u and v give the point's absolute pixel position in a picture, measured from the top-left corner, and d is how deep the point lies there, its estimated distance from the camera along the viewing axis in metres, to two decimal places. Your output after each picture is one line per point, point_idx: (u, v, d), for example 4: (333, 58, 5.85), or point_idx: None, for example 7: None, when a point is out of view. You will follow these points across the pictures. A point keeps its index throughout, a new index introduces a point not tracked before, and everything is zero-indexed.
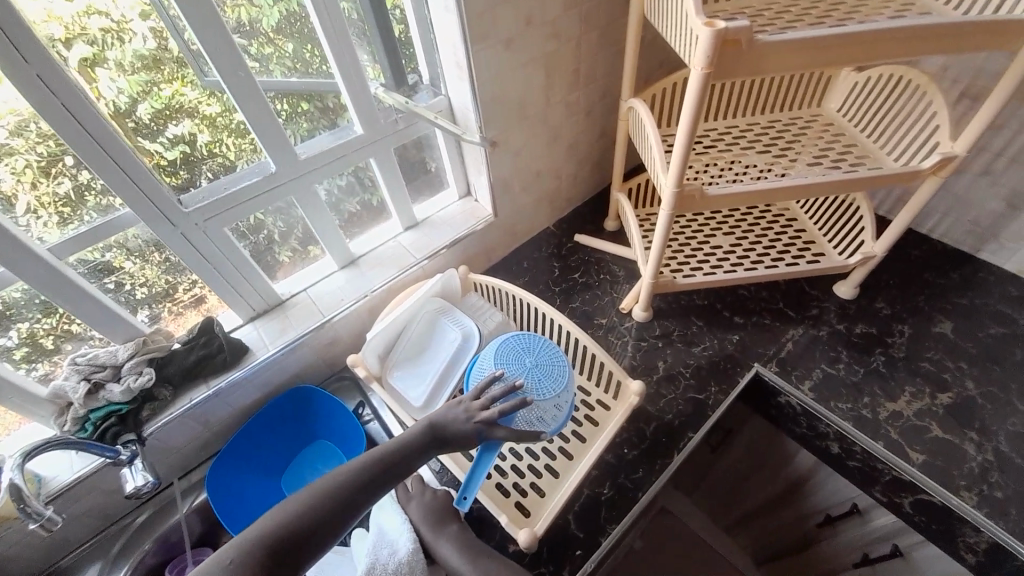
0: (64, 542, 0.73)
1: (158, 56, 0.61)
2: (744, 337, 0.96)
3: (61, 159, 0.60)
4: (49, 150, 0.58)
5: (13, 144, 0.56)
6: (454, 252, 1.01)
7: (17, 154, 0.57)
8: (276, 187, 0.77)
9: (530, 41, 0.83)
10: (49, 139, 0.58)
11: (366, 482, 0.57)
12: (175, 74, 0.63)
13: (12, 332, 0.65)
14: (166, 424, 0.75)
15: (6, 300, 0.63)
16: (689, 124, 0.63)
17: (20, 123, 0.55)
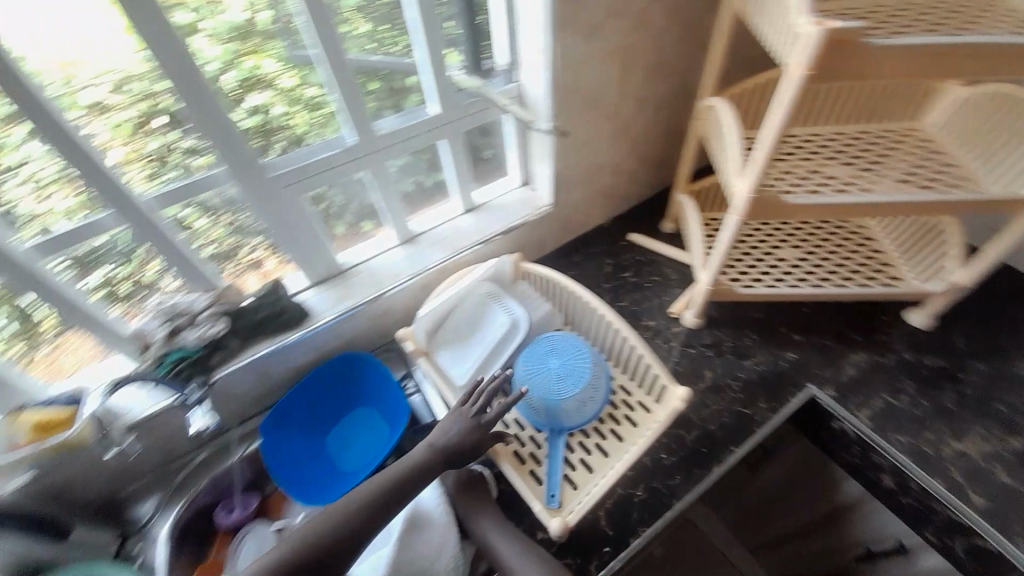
0: (131, 474, 0.79)
1: (247, 29, 0.65)
2: (800, 357, 0.92)
3: (150, 120, 0.65)
4: (144, 109, 0.64)
5: (112, 100, 0.62)
6: (507, 239, 1.02)
7: (113, 111, 0.62)
8: (349, 161, 0.81)
9: (609, 32, 0.82)
10: (142, 99, 0.63)
11: (382, 505, 0.65)
12: (258, 46, 0.67)
13: (93, 275, 0.71)
14: (233, 372, 0.80)
15: (94, 246, 0.69)
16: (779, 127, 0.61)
17: (119, 81, 0.61)
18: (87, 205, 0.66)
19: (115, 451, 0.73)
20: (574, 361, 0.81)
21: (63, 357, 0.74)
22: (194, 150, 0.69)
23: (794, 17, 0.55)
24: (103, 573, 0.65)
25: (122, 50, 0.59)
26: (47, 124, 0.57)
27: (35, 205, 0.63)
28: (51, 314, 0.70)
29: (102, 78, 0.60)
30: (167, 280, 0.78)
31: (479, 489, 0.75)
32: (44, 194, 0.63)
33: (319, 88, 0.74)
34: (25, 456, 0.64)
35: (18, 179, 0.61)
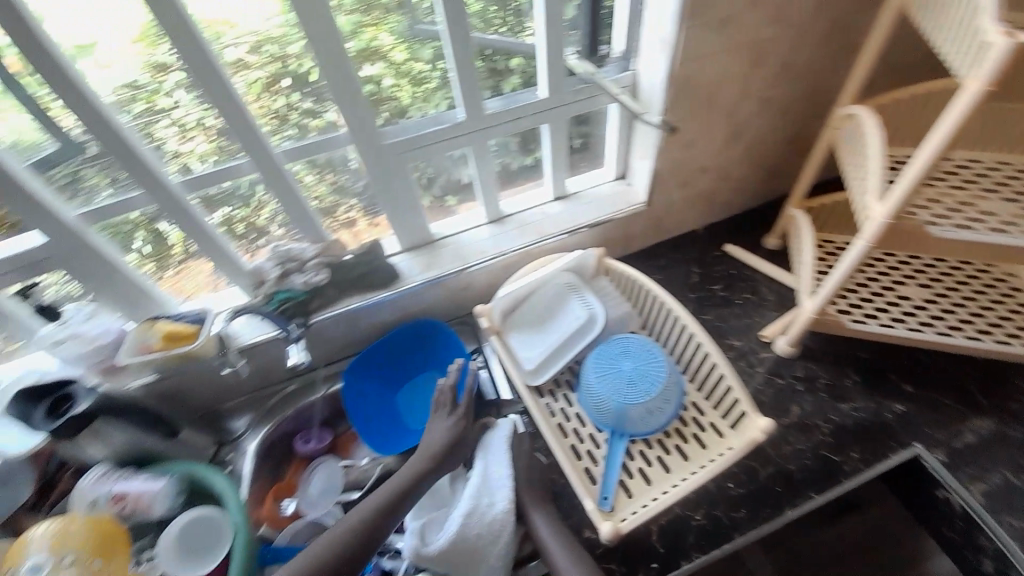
0: (232, 391, 0.90)
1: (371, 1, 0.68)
2: (909, 411, 0.81)
3: (279, 81, 0.71)
4: (272, 71, 0.70)
5: (248, 60, 0.68)
6: (594, 232, 1.00)
7: (250, 69, 0.69)
8: (456, 136, 0.84)
9: (745, 25, 0.75)
10: (275, 61, 0.69)
11: (381, 518, 0.67)
12: (378, 19, 0.70)
13: (217, 213, 0.81)
14: (329, 319, 0.87)
15: (223, 188, 0.78)
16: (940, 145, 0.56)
17: (257, 43, 0.67)
18: (219, 153, 0.74)
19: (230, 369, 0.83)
20: (648, 368, 0.78)
21: (185, 281, 0.86)
22: (311, 111, 0.76)
23: (979, 19, 0.51)
24: (196, 470, 0.74)
25: (261, 15, 0.65)
26: (204, 72, 0.63)
27: (178, 146, 0.71)
28: (180, 241, 0.80)
29: (242, 39, 0.66)
30: (275, 226, 0.87)
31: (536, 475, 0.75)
32: (186, 137, 0.71)
33: (426, 64, 0.77)
34: (153, 358, 0.75)
35: (168, 121, 0.69)
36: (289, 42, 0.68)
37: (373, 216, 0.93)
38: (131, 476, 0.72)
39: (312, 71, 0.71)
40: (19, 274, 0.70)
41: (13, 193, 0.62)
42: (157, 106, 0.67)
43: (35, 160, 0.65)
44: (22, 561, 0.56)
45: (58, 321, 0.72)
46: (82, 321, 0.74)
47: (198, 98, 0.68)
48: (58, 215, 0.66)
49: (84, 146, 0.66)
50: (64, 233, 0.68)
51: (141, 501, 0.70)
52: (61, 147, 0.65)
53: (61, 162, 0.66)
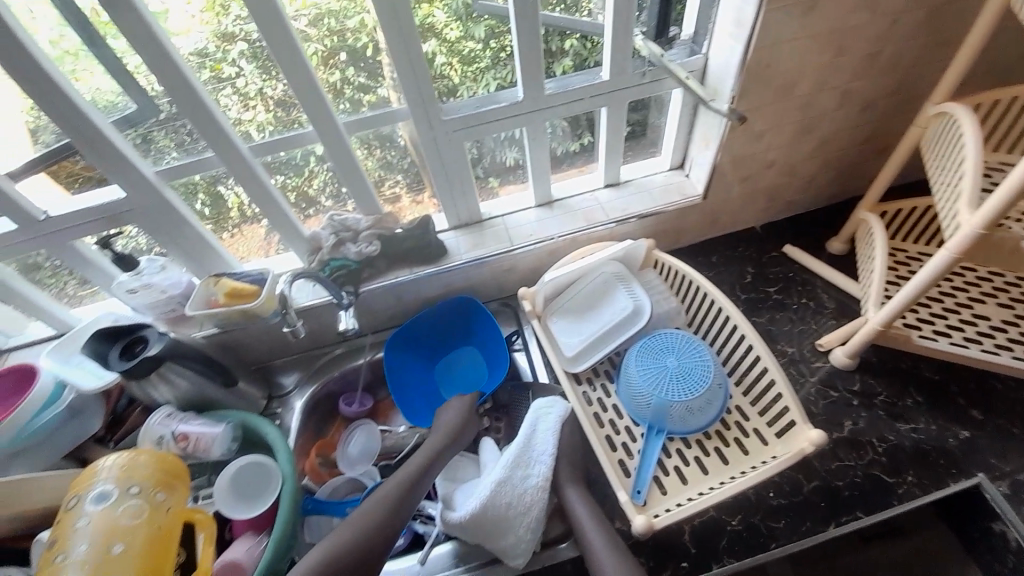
0: (284, 349, 0.94)
1: None
2: (977, 438, 0.76)
3: (336, 55, 0.72)
4: (331, 44, 0.71)
5: (309, 32, 0.69)
6: (644, 224, 0.97)
7: (310, 42, 0.70)
8: (513, 117, 0.83)
9: (836, 9, 0.70)
10: (333, 35, 0.70)
11: (395, 507, 0.69)
12: None
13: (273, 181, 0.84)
14: (377, 289, 0.90)
15: (284, 158, 0.81)
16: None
17: (317, 16, 0.68)
18: (276, 123, 0.76)
19: (287, 330, 0.79)
20: (692, 366, 0.76)
21: (240, 244, 0.91)
22: (365, 86, 0.76)
23: None
24: (250, 417, 0.79)
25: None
26: (278, 44, 0.64)
27: (239, 114, 0.74)
28: (238, 203, 0.84)
29: (303, 11, 0.67)
30: (325, 197, 0.90)
31: (572, 461, 0.75)
32: (246, 106, 0.73)
33: (479, 43, 0.76)
34: (216, 313, 0.79)
35: (231, 89, 0.71)
36: (347, 16, 0.69)
37: (416, 194, 0.95)
38: (191, 419, 0.76)
39: (368, 45, 0.72)
40: (99, 224, 0.75)
41: (97, 147, 0.66)
42: (222, 74, 0.69)
43: (119, 118, 0.69)
44: (90, 487, 0.60)
45: (134, 271, 0.78)
46: (155, 272, 0.79)
47: (260, 68, 0.70)
48: (138, 169, 0.70)
49: (160, 106, 0.69)
50: (143, 187, 0.71)
51: (201, 443, 0.74)
52: (139, 107, 0.68)
53: (138, 122, 0.70)
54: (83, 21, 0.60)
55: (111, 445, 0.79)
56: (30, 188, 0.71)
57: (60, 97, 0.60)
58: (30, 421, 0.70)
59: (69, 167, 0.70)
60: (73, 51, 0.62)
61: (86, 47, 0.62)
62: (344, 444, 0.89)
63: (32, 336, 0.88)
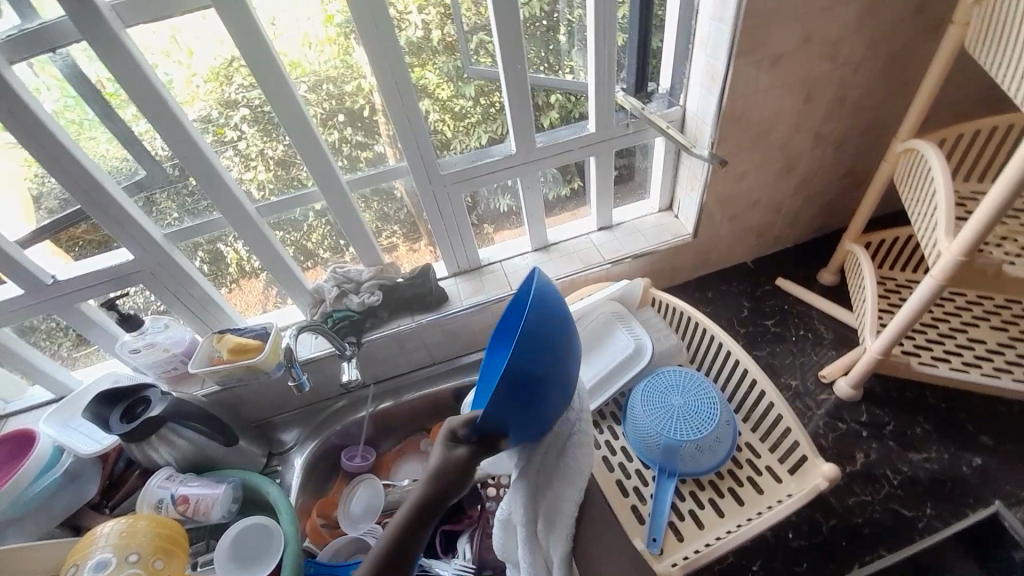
0: (285, 404, 0.93)
1: (421, 44, 0.72)
2: (991, 465, 0.75)
3: (335, 116, 0.77)
4: (329, 107, 0.75)
5: (309, 97, 0.73)
6: (639, 263, 0.99)
7: (310, 105, 0.74)
8: (506, 168, 0.87)
9: (799, 62, 0.76)
10: (332, 98, 0.75)
11: (429, 496, 0.42)
12: (425, 60, 0.74)
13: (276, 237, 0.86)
14: (379, 338, 0.90)
15: (287, 216, 0.84)
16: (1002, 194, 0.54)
17: (316, 82, 0.72)
18: (276, 182, 0.80)
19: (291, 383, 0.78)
20: (701, 404, 0.76)
21: (243, 301, 0.92)
22: (363, 144, 0.81)
23: None
24: (252, 478, 0.77)
25: (317, 55, 0.70)
26: (282, 105, 0.68)
27: (240, 174, 0.77)
28: (239, 260, 0.86)
29: (303, 78, 0.71)
30: (325, 250, 0.92)
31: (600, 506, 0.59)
32: (247, 166, 0.77)
33: (469, 101, 0.80)
34: (220, 370, 0.78)
35: (233, 151, 0.75)
36: (345, 81, 0.74)
37: (412, 242, 0.97)
38: (191, 481, 0.74)
39: (364, 107, 0.77)
40: (107, 286, 0.76)
41: (108, 211, 0.68)
42: (225, 137, 0.73)
43: (130, 182, 0.72)
44: (89, 555, 0.58)
45: (138, 331, 0.78)
46: (159, 331, 0.80)
47: (261, 131, 0.74)
48: (148, 232, 0.72)
49: (166, 169, 0.72)
50: (153, 249, 0.74)
51: (201, 506, 0.72)
52: (148, 172, 0.72)
53: (150, 186, 0.73)
54: (92, 93, 0.64)
55: (107, 511, 0.75)
56: (36, 255, 0.72)
57: (77, 165, 0.63)
58: (32, 483, 0.68)
59: (72, 232, 0.72)
60: (77, 120, 0.65)
61: (93, 117, 0.66)
62: (348, 502, 0.87)
63: (33, 400, 0.87)
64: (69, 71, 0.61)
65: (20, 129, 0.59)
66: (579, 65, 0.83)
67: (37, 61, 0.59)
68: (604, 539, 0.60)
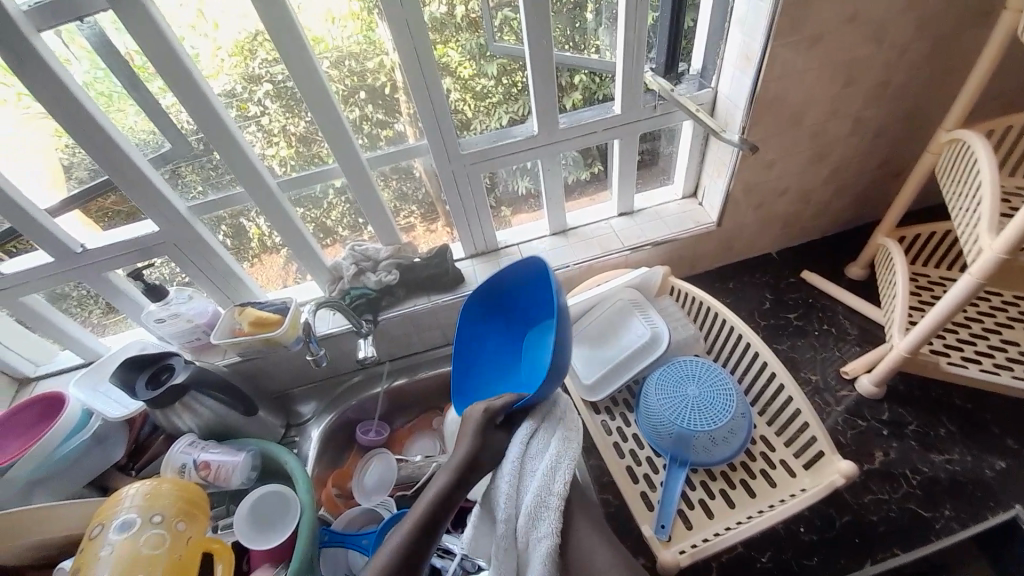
0: (303, 378, 0.95)
1: (445, 20, 0.70)
2: (1018, 470, 0.72)
3: (357, 93, 0.76)
4: (351, 84, 0.75)
5: (331, 73, 0.72)
6: (659, 251, 0.97)
7: (332, 81, 0.73)
8: (526, 149, 0.85)
9: (841, 44, 0.72)
10: (354, 75, 0.74)
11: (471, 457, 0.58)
12: (449, 37, 0.72)
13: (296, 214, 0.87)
14: (395, 317, 0.91)
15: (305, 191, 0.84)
16: None
17: (338, 58, 0.71)
18: (298, 158, 0.80)
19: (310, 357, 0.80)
20: (717, 395, 0.75)
21: (263, 275, 0.94)
22: (383, 122, 0.80)
23: None
24: (270, 447, 0.79)
25: (340, 30, 0.69)
26: (303, 81, 0.67)
27: (263, 149, 0.77)
28: (260, 236, 0.87)
29: (325, 54, 0.70)
30: (344, 229, 0.93)
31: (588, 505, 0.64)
32: (270, 142, 0.77)
33: (491, 80, 0.79)
34: (240, 342, 0.80)
35: (256, 126, 0.75)
36: (367, 58, 0.73)
37: (431, 223, 0.97)
38: (213, 447, 0.76)
39: (385, 84, 0.76)
40: (133, 256, 0.78)
41: (134, 182, 0.69)
42: (248, 112, 0.73)
43: (156, 155, 0.72)
44: (114, 515, 0.60)
45: (162, 302, 0.80)
46: (183, 302, 0.82)
47: (284, 107, 0.73)
48: (172, 205, 0.73)
49: (191, 142, 0.73)
50: (177, 221, 0.75)
51: (222, 472, 0.74)
52: (173, 145, 0.72)
53: (174, 159, 0.73)
54: (121, 66, 0.64)
55: (134, 472, 0.79)
56: (66, 224, 0.74)
57: (104, 136, 0.64)
58: (60, 445, 0.71)
59: (101, 203, 0.74)
60: (107, 92, 0.66)
61: (122, 90, 0.66)
62: (361, 474, 0.88)
63: (65, 363, 0.91)
64: (97, 40, 0.61)
65: (50, 99, 0.60)
66: (606, 44, 0.80)
67: (65, 30, 0.60)
68: (606, 532, 0.61)
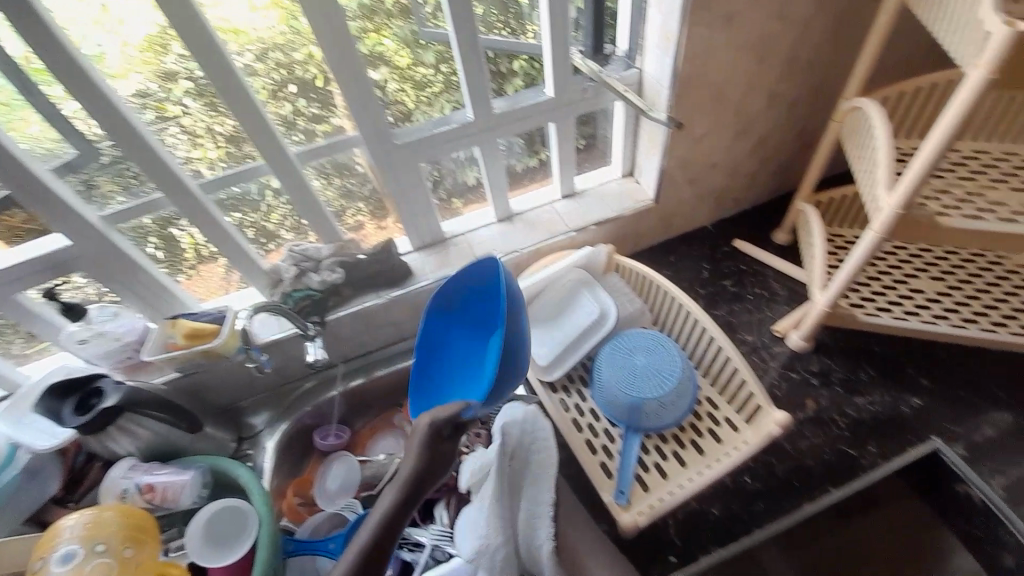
0: (251, 388, 0.92)
1: (374, 7, 0.69)
2: (928, 404, 0.81)
3: (286, 87, 0.72)
4: (279, 77, 0.71)
5: (255, 67, 0.69)
6: (603, 229, 1.00)
7: (258, 76, 0.70)
8: (464, 137, 0.85)
9: (751, 21, 0.76)
10: (282, 67, 0.70)
11: (420, 472, 0.55)
12: (381, 24, 0.71)
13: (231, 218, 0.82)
14: (343, 317, 0.89)
15: (236, 192, 0.80)
16: (943, 137, 0.57)
17: (263, 50, 0.68)
18: (228, 159, 0.76)
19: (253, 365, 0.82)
20: (662, 364, 0.78)
21: (202, 287, 0.89)
22: (318, 116, 0.77)
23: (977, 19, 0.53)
24: (220, 463, 0.76)
25: (262, 21, 0.66)
26: (216, 76, 0.64)
27: (187, 153, 0.73)
28: (194, 244, 0.82)
29: (248, 46, 0.67)
30: (288, 230, 0.89)
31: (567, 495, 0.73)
32: (195, 144, 0.73)
33: (430, 68, 0.78)
34: (176, 356, 0.76)
35: (178, 128, 0.70)
36: (293, 49, 0.69)
37: (380, 219, 0.95)
38: (157, 469, 0.73)
39: (317, 76, 0.73)
40: (47, 275, 0.71)
41: (39, 196, 0.63)
42: (167, 113, 0.68)
43: (59, 165, 0.66)
44: (55, 548, 0.57)
45: (83, 321, 0.74)
46: (108, 320, 0.76)
47: (207, 105, 0.69)
48: (83, 215, 0.67)
49: (102, 150, 0.67)
50: (89, 234, 0.69)
51: (169, 493, 0.72)
52: (80, 153, 0.67)
53: (82, 168, 0.68)
54: (13, 70, 0.58)
55: (73, 505, 0.74)
56: None
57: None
58: None
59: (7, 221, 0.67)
60: (5, 101, 0.60)
61: (18, 95, 0.60)
62: (324, 479, 0.86)
63: None
64: None
65: None
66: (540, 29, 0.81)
67: None
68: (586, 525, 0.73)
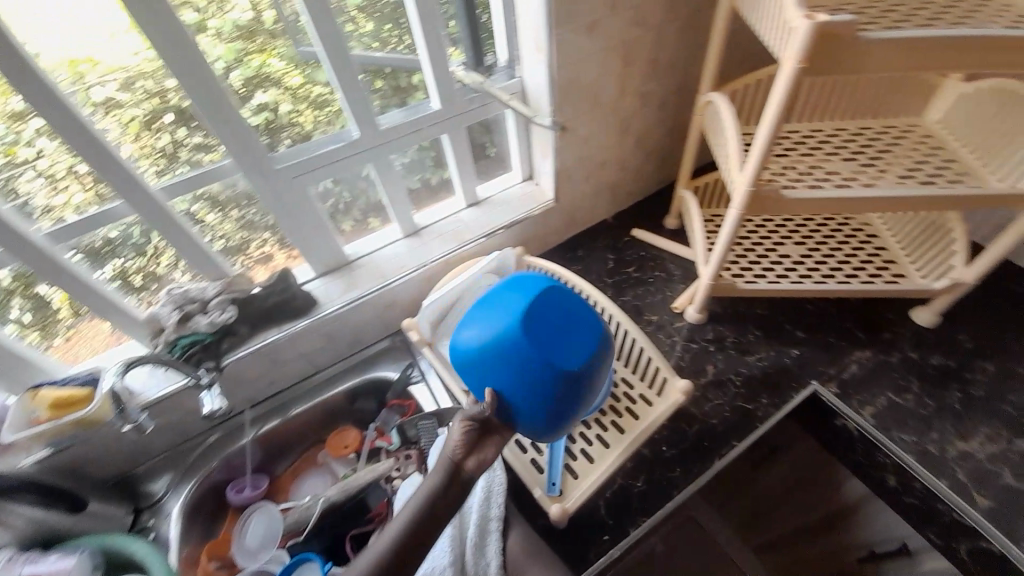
0: (146, 452, 0.82)
1: (253, 28, 0.67)
2: (806, 353, 0.92)
3: (160, 117, 0.67)
4: (149, 107, 0.66)
5: (122, 97, 0.63)
6: (511, 233, 1.03)
7: (124, 107, 0.64)
8: (355, 154, 0.83)
9: (613, 28, 0.83)
10: (155, 96, 0.65)
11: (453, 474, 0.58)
12: (265, 45, 0.69)
13: (107, 267, 0.74)
14: (243, 357, 0.82)
15: (104, 238, 0.72)
16: (775, 118, 0.65)
17: (128, 79, 0.62)
18: (100, 201, 0.68)
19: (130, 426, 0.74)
20: None
21: (78, 349, 0.79)
22: (203, 146, 0.71)
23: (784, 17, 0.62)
24: (109, 539, 0.69)
25: (122, 49, 0.60)
26: (58, 114, 0.58)
27: (47, 200, 0.65)
28: (68, 303, 0.73)
29: (109, 76, 0.62)
30: (180, 271, 0.82)
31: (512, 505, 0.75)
32: (55, 189, 0.65)
33: (323, 87, 0.76)
34: (41, 432, 0.68)
35: (32, 173, 0.63)
36: (165, 76, 0.64)
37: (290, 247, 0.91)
38: (40, 557, 0.64)
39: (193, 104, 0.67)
40: None
41: None
42: (17, 157, 0.61)
43: None
44: None
45: None
46: None
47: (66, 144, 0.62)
48: None
49: None
50: None
51: None
52: None
53: None
54: None
55: None
56: None
57: None
58: None
59: None
60: None
61: None
62: (240, 536, 0.80)
63: None
64: None
65: None
66: None
67: None
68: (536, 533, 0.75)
